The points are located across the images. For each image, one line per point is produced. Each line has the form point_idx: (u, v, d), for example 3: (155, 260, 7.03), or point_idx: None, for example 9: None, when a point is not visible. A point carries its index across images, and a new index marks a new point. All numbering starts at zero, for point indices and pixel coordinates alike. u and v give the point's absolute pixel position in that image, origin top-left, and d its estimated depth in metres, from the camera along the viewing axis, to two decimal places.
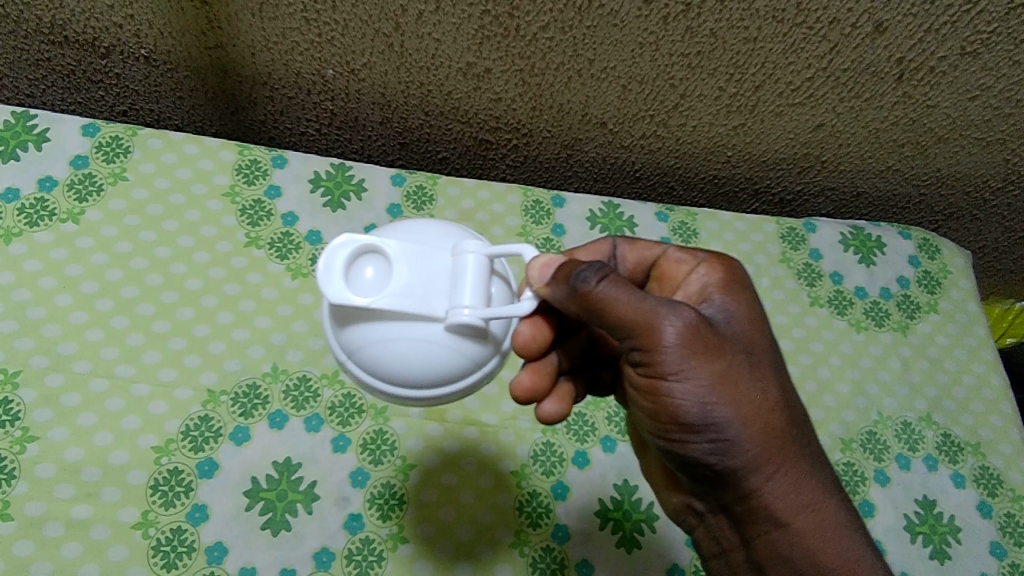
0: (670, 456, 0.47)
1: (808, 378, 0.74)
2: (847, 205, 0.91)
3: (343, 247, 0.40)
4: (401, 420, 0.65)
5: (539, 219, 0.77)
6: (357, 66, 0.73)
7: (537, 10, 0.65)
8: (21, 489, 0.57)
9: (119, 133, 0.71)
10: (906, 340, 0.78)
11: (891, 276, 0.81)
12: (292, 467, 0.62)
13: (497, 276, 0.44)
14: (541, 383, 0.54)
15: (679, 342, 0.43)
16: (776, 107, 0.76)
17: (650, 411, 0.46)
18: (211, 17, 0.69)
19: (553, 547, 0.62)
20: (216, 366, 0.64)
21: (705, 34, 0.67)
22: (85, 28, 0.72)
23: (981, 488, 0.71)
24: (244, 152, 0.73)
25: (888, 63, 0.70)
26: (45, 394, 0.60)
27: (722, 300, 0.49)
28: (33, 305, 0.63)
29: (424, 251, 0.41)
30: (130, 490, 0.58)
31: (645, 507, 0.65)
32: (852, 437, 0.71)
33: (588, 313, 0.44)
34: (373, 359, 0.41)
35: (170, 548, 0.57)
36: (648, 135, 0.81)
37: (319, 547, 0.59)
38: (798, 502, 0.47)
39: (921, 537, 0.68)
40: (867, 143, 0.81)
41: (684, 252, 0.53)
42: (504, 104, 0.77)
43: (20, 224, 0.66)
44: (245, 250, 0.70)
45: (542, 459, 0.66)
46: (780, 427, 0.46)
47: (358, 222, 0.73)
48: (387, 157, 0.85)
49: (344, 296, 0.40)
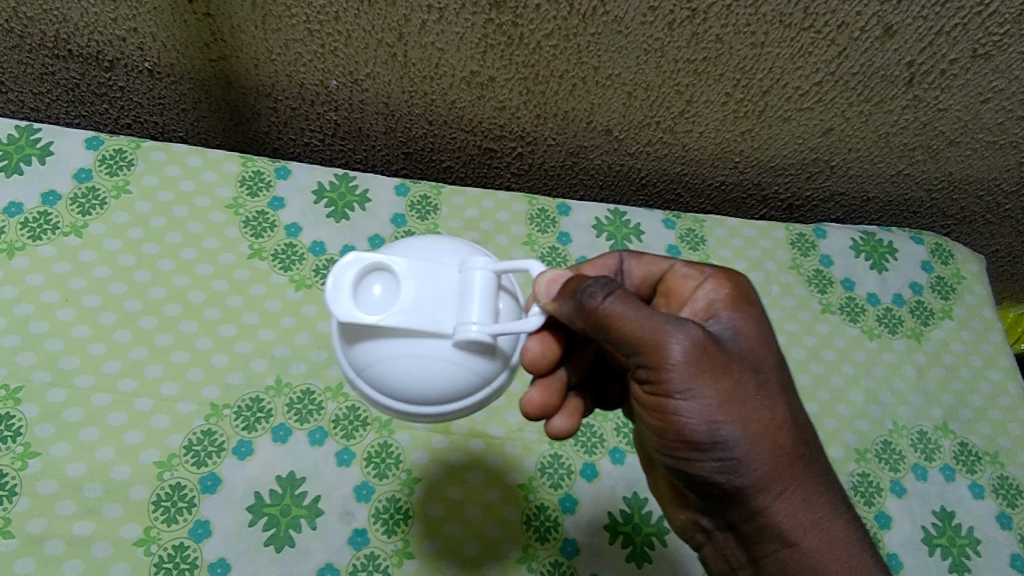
0: (677, 474, 0.46)
1: (820, 387, 0.72)
2: (858, 210, 0.89)
3: (351, 265, 0.40)
4: (406, 432, 0.64)
5: (544, 228, 0.76)
6: (360, 76, 0.73)
7: (540, 18, 0.65)
8: (22, 506, 0.56)
9: (122, 145, 0.71)
10: (920, 348, 0.77)
11: (904, 282, 0.80)
12: (295, 482, 0.61)
13: (504, 291, 0.43)
14: (550, 399, 0.53)
15: (686, 360, 0.42)
16: (784, 112, 0.75)
17: (656, 429, 0.45)
18: (214, 30, 0.69)
19: (561, 562, 0.61)
20: (218, 379, 0.63)
21: (711, 40, 0.67)
22: (89, 41, 0.71)
23: (1001, 499, 0.69)
24: (248, 163, 0.73)
25: (899, 66, 0.69)
26: (47, 409, 0.60)
27: (729, 317, 0.47)
28: (35, 320, 0.63)
29: (431, 268, 0.41)
30: (132, 506, 0.57)
31: (655, 521, 0.64)
32: (866, 447, 0.70)
33: (595, 329, 0.43)
34: (381, 375, 0.41)
35: (173, 565, 0.56)
36: (654, 142, 0.80)
37: (323, 563, 0.58)
38: (809, 519, 0.45)
39: (940, 550, 0.66)
40: (878, 147, 0.80)
41: (691, 267, 0.52)
42: (508, 112, 0.76)
43: (23, 238, 0.66)
44: (248, 262, 0.69)
45: (549, 472, 0.64)
46: (788, 445, 0.44)
47: (362, 233, 0.72)
48: (391, 167, 0.85)
49: (351, 314, 0.39)
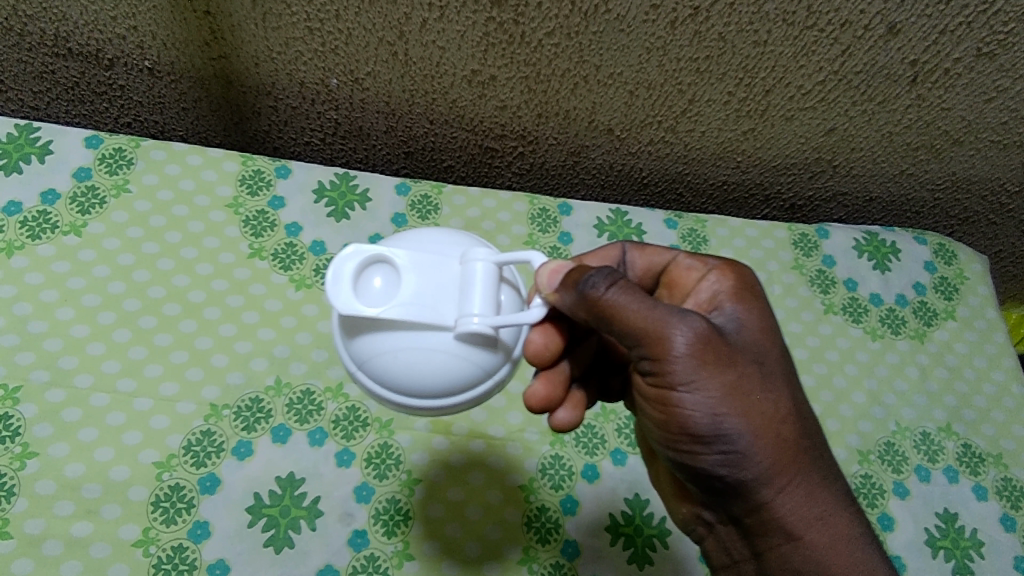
0: (680, 467, 0.46)
1: (823, 387, 0.72)
2: (861, 210, 0.89)
3: (352, 256, 0.39)
4: (407, 433, 0.64)
5: (545, 227, 0.76)
6: (360, 75, 0.73)
7: (542, 16, 0.64)
8: (20, 506, 0.56)
9: (122, 144, 0.71)
10: (923, 348, 0.76)
11: (906, 282, 0.79)
12: (295, 482, 0.61)
13: (506, 283, 0.42)
14: (554, 392, 0.53)
15: (690, 352, 0.42)
16: (787, 111, 0.75)
17: (660, 422, 0.45)
18: (214, 28, 0.69)
19: (563, 563, 0.61)
20: (218, 379, 0.63)
21: (714, 38, 0.66)
22: (88, 40, 0.71)
23: (1004, 501, 0.69)
24: (248, 162, 0.73)
25: (902, 65, 0.69)
26: (46, 409, 0.59)
27: (733, 309, 0.47)
28: (34, 319, 0.62)
29: (432, 261, 0.40)
30: (131, 507, 0.57)
31: (657, 521, 0.63)
32: (869, 448, 0.69)
33: (597, 320, 0.43)
34: (383, 369, 0.40)
35: (172, 566, 0.56)
36: (656, 141, 0.79)
37: (323, 564, 0.58)
38: (812, 515, 0.45)
39: (943, 552, 0.65)
40: (881, 147, 0.79)
41: (695, 258, 0.51)
42: (509, 111, 0.76)
43: (22, 237, 0.65)
44: (248, 261, 0.69)
45: (550, 473, 0.64)
46: (793, 440, 0.44)
47: (362, 232, 0.72)
48: (391, 166, 0.84)
49: (352, 306, 0.39)
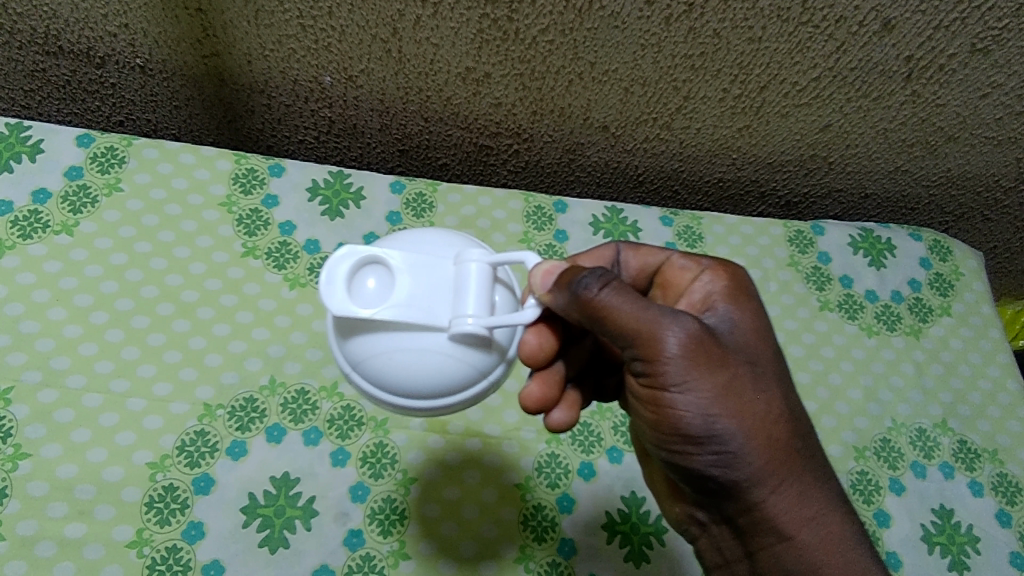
0: (673, 468, 0.46)
1: (819, 384, 0.72)
2: (856, 206, 0.89)
3: (346, 258, 0.39)
4: (402, 432, 0.64)
5: (541, 225, 0.76)
6: (354, 72, 0.72)
7: (536, 12, 0.64)
8: (12, 508, 0.56)
9: (114, 143, 0.70)
10: (919, 345, 0.76)
11: (902, 279, 0.79)
12: (290, 482, 0.60)
13: (500, 283, 0.42)
14: (549, 393, 0.53)
15: (682, 353, 0.42)
16: (781, 108, 0.75)
17: (652, 423, 0.45)
18: (205, 26, 0.68)
19: (558, 562, 0.61)
20: (212, 379, 0.63)
21: (709, 34, 0.66)
22: (79, 37, 0.71)
23: (1000, 497, 0.69)
24: (241, 160, 0.72)
25: (897, 61, 0.69)
26: (38, 410, 0.59)
27: (726, 309, 0.47)
28: (26, 319, 0.62)
29: (427, 261, 0.40)
30: (125, 507, 0.57)
31: (653, 520, 0.63)
32: (865, 445, 0.69)
33: (590, 320, 0.43)
34: (377, 370, 0.40)
35: (166, 566, 0.56)
36: (651, 139, 0.79)
37: (318, 564, 0.58)
38: (805, 515, 0.45)
39: (939, 548, 0.65)
40: (876, 144, 0.79)
41: (689, 259, 0.51)
42: (504, 109, 0.76)
43: (13, 237, 0.65)
44: (241, 260, 0.68)
45: (547, 471, 0.64)
46: (785, 440, 0.44)
47: (357, 230, 0.72)
48: (386, 164, 0.84)
49: (346, 307, 0.38)
